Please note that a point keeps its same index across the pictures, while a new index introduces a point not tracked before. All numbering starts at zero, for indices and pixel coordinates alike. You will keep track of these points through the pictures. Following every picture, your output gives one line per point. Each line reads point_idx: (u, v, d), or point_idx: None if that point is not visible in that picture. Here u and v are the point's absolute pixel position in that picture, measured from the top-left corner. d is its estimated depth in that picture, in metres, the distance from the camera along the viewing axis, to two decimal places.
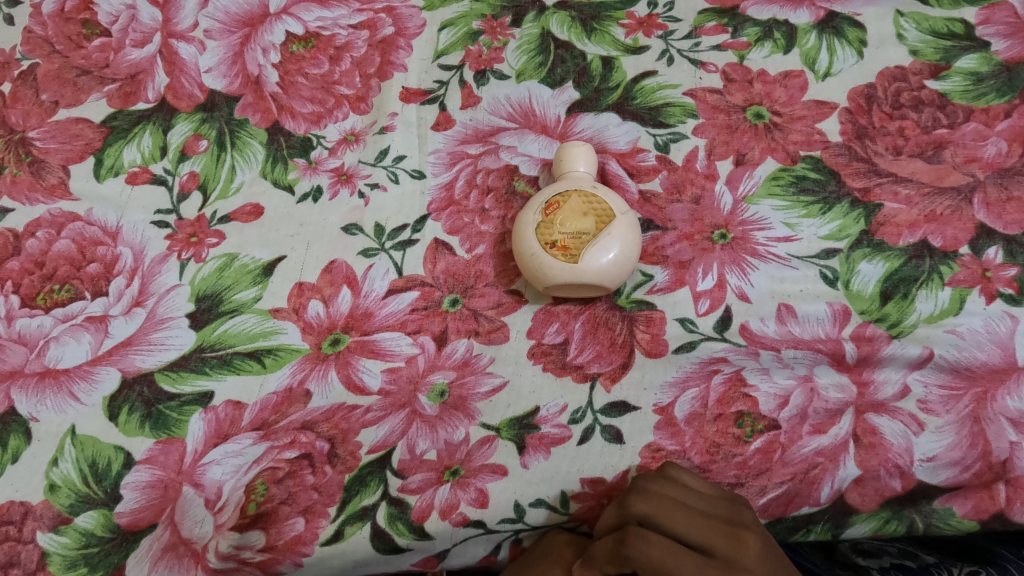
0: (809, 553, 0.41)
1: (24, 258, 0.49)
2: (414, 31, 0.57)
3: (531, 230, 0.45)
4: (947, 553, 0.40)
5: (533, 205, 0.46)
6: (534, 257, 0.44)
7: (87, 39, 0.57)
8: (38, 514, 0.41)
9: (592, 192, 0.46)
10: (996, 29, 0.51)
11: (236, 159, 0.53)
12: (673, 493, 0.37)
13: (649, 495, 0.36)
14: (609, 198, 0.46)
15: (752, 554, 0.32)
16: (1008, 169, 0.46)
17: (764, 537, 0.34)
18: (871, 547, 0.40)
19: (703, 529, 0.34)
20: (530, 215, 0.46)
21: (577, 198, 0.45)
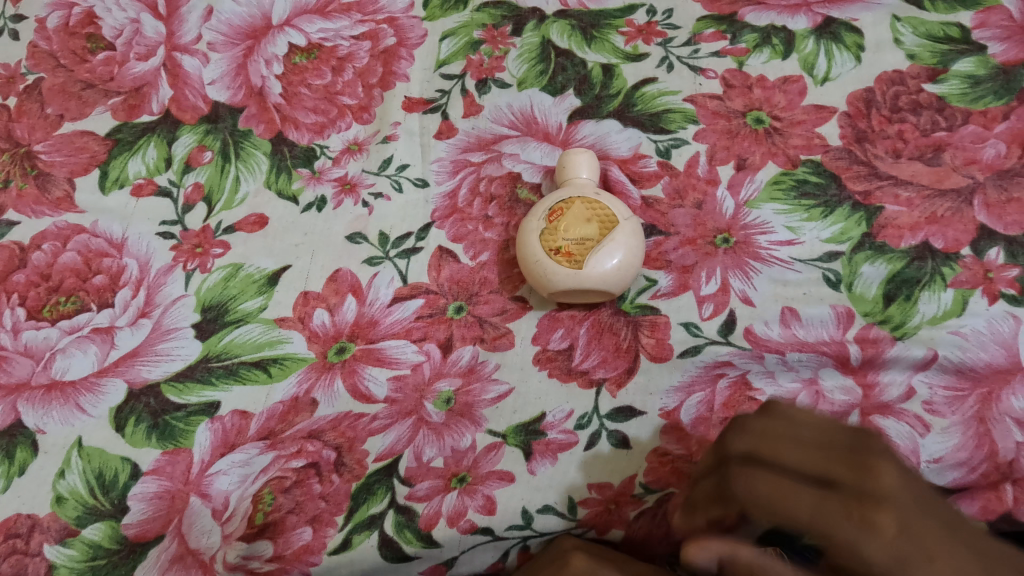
0: None
1: (30, 270, 0.49)
2: (416, 41, 0.58)
3: (536, 236, 0.45)
4: None
5: (537, 212, 0.47)
6: (540, 263, 0.44)
7: (92, 53, 0.58)
8: (45, 526, 0.41)
9: (596, 198, 0.46)
10: (992, 33, 0.51)
11: (241, 170, 0.53)
12: (781, 425, 0.33)
13: (751, 433, 0.33)
14: (616, 205, 0.46)
15: (885, 483, 0.28)
16: (1007, 171, 0.46)
17: (897, 463, 0.30)
18: None
19: (824, 461, 0.30)
20: (534, 220, 0.46)
21: (580, 205, 0.46)
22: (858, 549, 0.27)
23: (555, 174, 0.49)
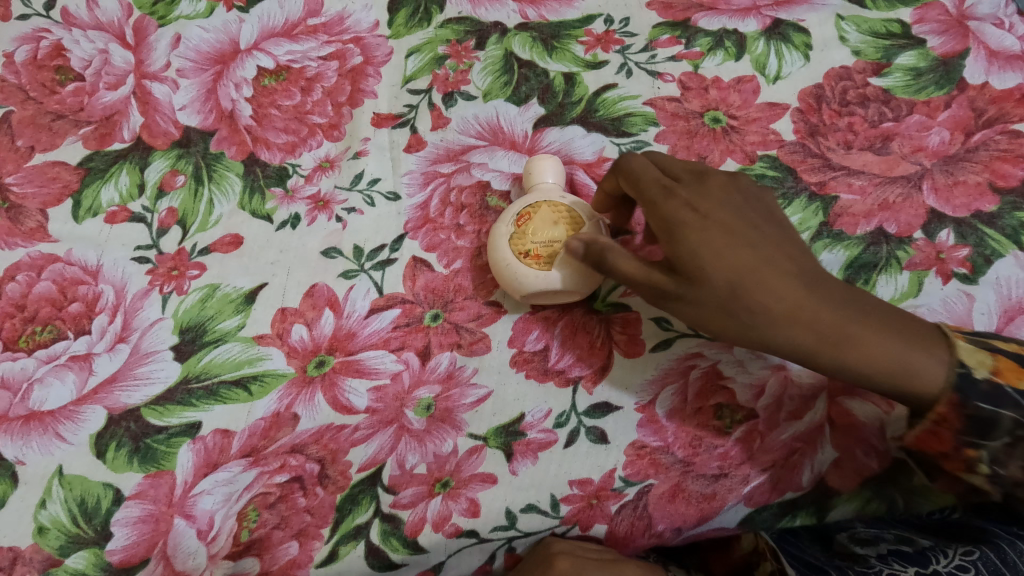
0: (806, 547, 0.42)
1: (4, 302, 0.49)
2: (382, 59, 0.59)
3: (505, 241, 0.47)
4: (944, 539, 0.40)
5: (505, 217, 0.48)
6: (511, 266, 0.46)
7: (61, 84, 0.58)
8: (27, 558, 0.42)
9: (562, 202, 0.47)
10: (930, 27, 0.54)
11: (214, 192, 0.54)
12: (701, 173, 0.43)
13: (674, 166, 0.43)
14: (580, 203, 0.48)
15: (706, 193, 0.41)
16: (952, 157, 0.48)
17: (732, 196, 0.41)
18: (868, 536, 0.42)
19: (683, 175, 0.43)
20: (503, 225, 0.47)
21: (547, 208, 0.47)
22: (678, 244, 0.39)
23: (522, 180, 0.51)
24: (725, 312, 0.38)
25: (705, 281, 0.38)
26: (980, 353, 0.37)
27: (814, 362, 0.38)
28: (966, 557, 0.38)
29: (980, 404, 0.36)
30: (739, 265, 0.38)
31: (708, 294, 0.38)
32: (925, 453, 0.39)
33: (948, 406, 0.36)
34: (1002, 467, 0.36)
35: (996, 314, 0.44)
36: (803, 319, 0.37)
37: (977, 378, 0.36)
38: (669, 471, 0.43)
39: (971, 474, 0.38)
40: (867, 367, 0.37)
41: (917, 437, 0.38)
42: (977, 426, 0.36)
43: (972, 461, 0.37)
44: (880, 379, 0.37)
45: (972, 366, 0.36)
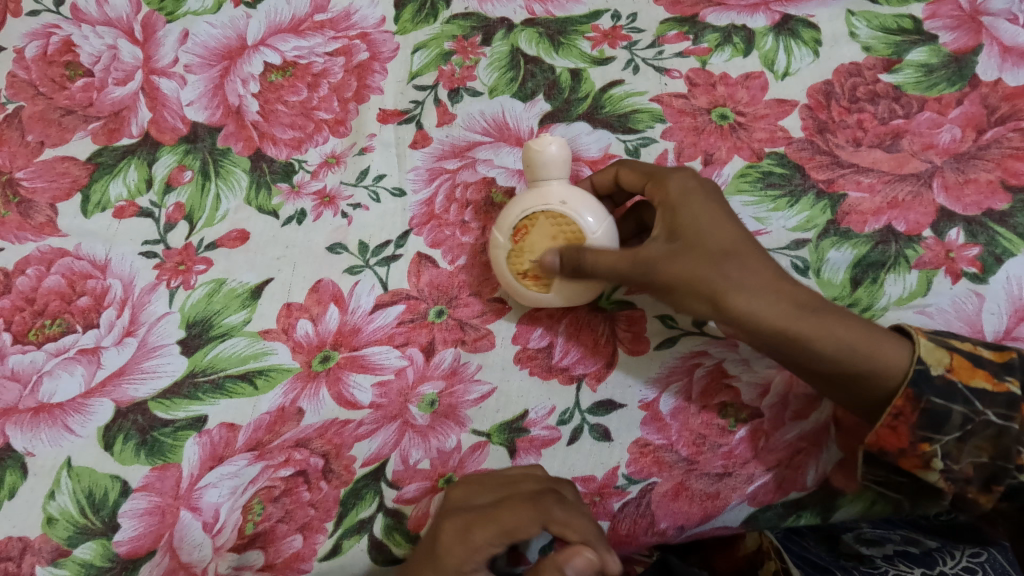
0: (811, 546, 0.42)
1: (15, 295, 0.50)
2: (389, 54, 0.58)
3: (503, 258, 0.46)
4: (949, 538, 0.42)
5: (502, 226, 0.46)
6: (510, 286, 0.46)
7: (71, 80, 0.58)
8: (37, 548, 0.43)
9: (561, 211, 0.44)
10: (942, 23, 0.53)
11: (221, 188, 0.54)
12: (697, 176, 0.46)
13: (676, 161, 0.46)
14: (584, 216, 0.44)
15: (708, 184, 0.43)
16: (963, 154, 0.48)
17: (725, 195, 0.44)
18: (874, 536, 0.42)
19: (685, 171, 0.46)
20: (500, 234, 0.46)
21: (545, 221, 0.45)
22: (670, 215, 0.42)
23: (528, 169, 0.47)
24: (708, 272, 0.39)
25: (692, 243, 0.40)
26: (939, 350, 0.37)
27: (792, 333, 0.38)
28: (974, 558, 0.39)
29: (934, 399, 0.36)
30: (729, 234, 0.40)
31: (692, 253, 0.40)
32: (885, 453, 0.38)
33: (905, 399, 0.37)
34: (955, 462, 0.37)
35: (1006, 314, 0.43)
36: (786, 288, 0.39)
37: (934, 375, 0.37)
38: (673, 469, 0.43)
39: (927, 471, 0.38)
40: (844, 343, 0.37)
41: (877, 436, 0.38)
42: (931, 421, 0.37)
43: (927, 456, 0.37)
44: (855, 357, 0.37)
45: (930, 363, 0.37)
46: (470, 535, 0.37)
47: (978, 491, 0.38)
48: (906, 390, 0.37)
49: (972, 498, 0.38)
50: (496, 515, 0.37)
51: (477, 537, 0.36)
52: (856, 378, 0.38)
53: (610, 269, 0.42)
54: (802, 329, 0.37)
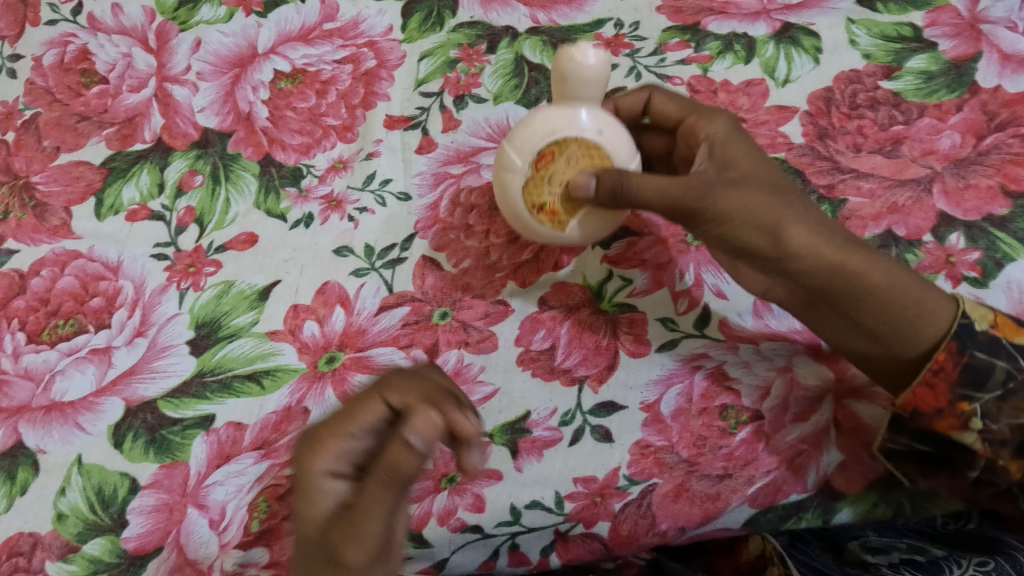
0: (819, 555, 0.44)
1: (30, 296, 0.51)
2: (395, 62, 0.59)
3: (521, 187, 0.45)
4: (958, 548, 0.42)
5: (526, 151, 0.45)
6: (522, 218, 0.46)
7: (86, 87, 0.60)
8: (46, 543, 0.44)
9: (593, 142, 0.44)
10: (942, 31, 0.54)
11: (230, 192, 0.55)
12: None
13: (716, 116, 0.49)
14: (615, 145, 0.45)
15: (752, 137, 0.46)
16: (963, 160, 0.48)
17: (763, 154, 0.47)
18: (880, 545, 0.43)
19: None
20: (523, 154, 0.45)
21: (574, 149, 0.44)
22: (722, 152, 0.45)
23: (558, 89, 0.46)
24: (766, 206, 0.41)
25: (747, 179, 0.43)
26: (981, 308, 0.39)
27: (842, 268, 0.40)
28: (981, 567, 0.40)
29: (977, 353, 0.38)
30: (778, 181, 0.43)
31: (749, 187, 0.42)
32: (920, 413, 0.40)
33: (947, 353, 0.39)
34: (994, 422, 0.38)
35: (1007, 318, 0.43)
36: (833, 235, 0.41)
37: (978, 330, 0.38)
38: (673, 470, 0.43)
39: (963, 433, 0.39)
40: (892, 283, 0.40)
41: (914, 395, 0.39)
42: (972, 376, 0.38)
43: (966, 415, 0.39)
44: (902, 298, 0.39)
45: (974, 319, 0.39)
46: (318, 437, 0.33)
47: (1011, 458, 0.38)
48: (950, 342, 0.39)
49: (1003, 467, 0.39)
50: (346, 408, 0.34)
51: (326, 435, 0.33)
52: (899, 322, 0.39)
53: (661, 191, 0.42)
54: (850, 267, 0.40)
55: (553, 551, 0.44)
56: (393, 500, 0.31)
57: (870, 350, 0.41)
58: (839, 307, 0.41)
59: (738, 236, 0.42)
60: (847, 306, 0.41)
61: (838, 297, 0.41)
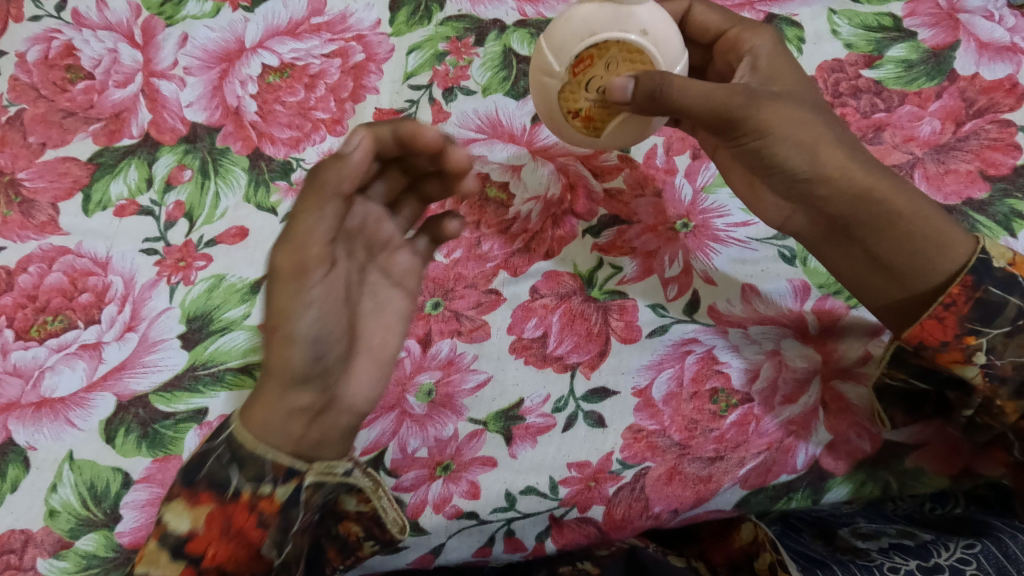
0: (809, 542, 0.44)
1: (17, 293, 0.50)
2: (384, 56, 0.60)
3: (555, 93, 0.44)
4: (944, 532, 0.43)
5: (564, 55, 0.42)
6: (556, 122, 0.46)
7: (71, 83, 0.59)
8: (38, 540, 0.43)
9: (637, 45, 0.42)
10: (921, 20, 0.55)
11: (220, 186, 0.55)
12: None
13: None
14: (662, 55, 0.42)
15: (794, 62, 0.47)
16: (943, 146, 0.50)
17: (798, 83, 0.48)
18: (871, 531, 0.43)
19: None
20: (563, 61, 0.43)
21: (616, 53, 0.42)
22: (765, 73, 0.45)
23: None
24: (805, 123, 0.41)
25: (787, 96, 0.43)
26: (1000, 247, 0.40)
27: (872, 193, 0.41)
28: (969, 549, 0.40)
29: (991, 289, 0.39)
30: (817, 102, 0.44)
31: (790, 101, 0.42)
32: (924, 347, 0.40)
33: (961, 287, 0.39)
34: (997, 358, 0.39)
35: None
36: (866, 158, 0.42)
37: (995, 266, 0.39)
38: (665, 453, 0.44)
39: (966, 366, 0.40)
40: (920, 214, 0.40)
41: (922, 328, 0.40)
42: (983, 311, 0.39)
43: (971, 349, 0.39)
44: (927, 226, 0.40)
45: (993, 256, 0.40)
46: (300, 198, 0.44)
47: (1007, 400, 0.39)
48: (965, 277, 0.39)
49: (999, 407, 0.40)
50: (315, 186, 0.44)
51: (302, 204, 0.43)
52: (917, 253, 0.40)
53: (705, 93, 0.40)
54: (880, 192, 0.41)
55: (548, 536, 0.44)
56: (316, 209, 0.38)
57: (878, 281, 0.42)
58: (858, 234, 0.42)
59: (774, 150, 0.42)
60: (865, 233, 0.41)
61: (860, 223, 0.41)
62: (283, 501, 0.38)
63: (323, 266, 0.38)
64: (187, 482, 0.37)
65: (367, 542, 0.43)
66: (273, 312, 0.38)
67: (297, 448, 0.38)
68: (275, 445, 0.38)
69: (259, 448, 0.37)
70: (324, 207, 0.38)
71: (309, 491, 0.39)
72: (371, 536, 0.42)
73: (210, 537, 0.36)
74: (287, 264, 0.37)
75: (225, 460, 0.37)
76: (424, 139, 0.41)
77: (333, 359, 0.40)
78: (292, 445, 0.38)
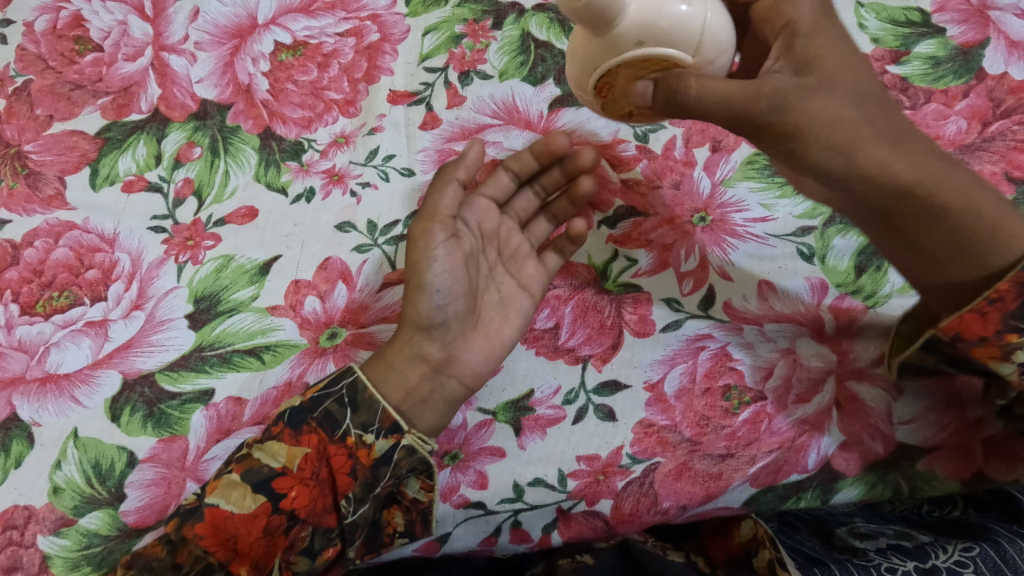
0: (807, 541, 0.44)
1: (23, 267, 0.50)
2: (400, 36, 0.58)
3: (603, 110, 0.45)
4: (943, 535, 0.42)
5: (584, 86, 0.42)
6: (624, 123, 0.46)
7: (80, 54, 0.58)
8: (40, 517, 0.43)
9: (642, 54, 0.38)
10: (951, 17, 0.53)
11: (230, 165, 0.54)
12: None
13: None
14: (675, 48, 0.38)
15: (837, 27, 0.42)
16: (968, 146, 0.49)
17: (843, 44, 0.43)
18: (868, 531, 0.44)
19: None
20: (584, 92, 0.43)
21: (625, 70, 0.40)
22: (802, 53, 0.40)
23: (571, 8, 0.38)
24: (843, 123, 0.39)
25: (828, 86, 0.39)
26: None
27: (913, 193, 0.39)
28: (965, 552, 0.40)
29: None
30: (861, 86, 0.40)
31: (830, 94, 0.39)
32: (961, 339, 0.40)
33: (1011, 283, 0.38)
34: None
35: None
36: (910, 149, 0.40)
37: None
38: (676, 449, 0.43)
39: (1002, 364, 0.39)
40: (969, 209, 0.39)
41: (961, 320, 0.39)
42: None
43: (1010, 348, 0.39)
44: (971, 221, 0.39)
45: None
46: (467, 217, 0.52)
47: None
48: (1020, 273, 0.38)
49: None
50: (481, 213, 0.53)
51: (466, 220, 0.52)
52: (960, 249, 0.40)
53: (728, 103, 0.38)
54: (922, 192, 0.39)
55: (555, 528, 0.44)
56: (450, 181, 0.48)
57: (916, 267, 0.42)
58: (897, 228, 0.41)
59: (809, 154, 0.40)
60: (906, 227, 0.41)
61: (900, 221, 0.40)
62: (378, 455, 0.41)
63: (447, 232, 0.47)
64: (293, 422, 0.41)
65: (400, 537, 0.43)
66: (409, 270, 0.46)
67: (404, 398, 0.42)
68: (386, 394, 0.42)
69: (373, 393, 0.42)
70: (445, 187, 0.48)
71: (402, 453, 0.41)
72: (408, 533, 0.43)
73: (300, 477, 0.40)
74: (417, 228, 0.46)
75: (344, 401, 0.41)
76: (555, 147, 0.50)
77: (451, 318, 0.45)
78: (402, 397, 0.42)
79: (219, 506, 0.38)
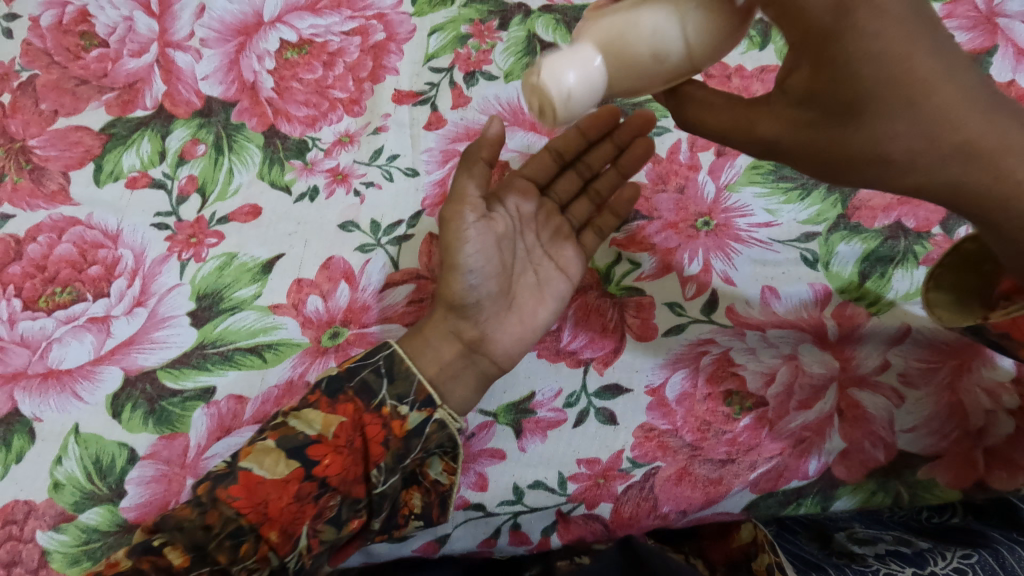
0: (805, 545, 0.43)
1: (26, 262, 0.50)
2: (405, 36, 0.58)
3: None
4: (940, 542, 0.42)
5: None
6: None
7: (85, 50, 0.58)
8: (41, 512, 0.43)
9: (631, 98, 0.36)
10: (960, 22, 0.53)
11: (234, 162, 0.54)
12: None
13: None
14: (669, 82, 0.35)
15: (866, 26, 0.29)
16: None
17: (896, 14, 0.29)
18: (867, 537, 0.43)
19: None
20: None
21: None
22: (812, 84, 0.31)
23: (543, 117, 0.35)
24: (860, 168, 0.32)
25: (847, 126, 0.31)
26: None
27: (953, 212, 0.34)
28: (965, 560, 0.40)
29: None
30: (892, 124, 0.30)
31: (846, 141, 0.31)
32: (1007, 339, 0.42)
33: None
34: None
35: None
36: (960, 174, 0.32)
37: None
38: (676, 454, 0.43)
39: None
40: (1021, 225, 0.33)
41: (1013, 324, 0.41)
42: None
43: None
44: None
45: None
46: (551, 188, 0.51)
47: None
48: None
49: None
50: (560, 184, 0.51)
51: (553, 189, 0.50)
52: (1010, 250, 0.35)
53: (722, 136, 0.36)
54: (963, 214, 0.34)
55: (554, 531, 0.44)
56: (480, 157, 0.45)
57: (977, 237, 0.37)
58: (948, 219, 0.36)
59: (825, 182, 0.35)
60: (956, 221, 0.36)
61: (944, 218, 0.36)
62: (410, 428, 0.40)
63: (479, 212, 0.44)
64: (329, 391, 0.41)
65: (415, 519, 0.42)
66: (443, 251, 0.44)
67: (438, 373, 0.42)
68: (421, 368, 0.42)
69: (410, 365, 0.42)
70: (473, 168, 0.45)
71: (434, 428, 0.41)
72: (424, 515, 0.42)
73: (334, 444, 0.39)
74: (449, 207, 0.44)
75: (379, 372, 0.41)
76: (603, 121, 0.47)
77: (485, 297, 0.44)
78: (436, 371, 0.42)
79: (251, 471, 0.38)
